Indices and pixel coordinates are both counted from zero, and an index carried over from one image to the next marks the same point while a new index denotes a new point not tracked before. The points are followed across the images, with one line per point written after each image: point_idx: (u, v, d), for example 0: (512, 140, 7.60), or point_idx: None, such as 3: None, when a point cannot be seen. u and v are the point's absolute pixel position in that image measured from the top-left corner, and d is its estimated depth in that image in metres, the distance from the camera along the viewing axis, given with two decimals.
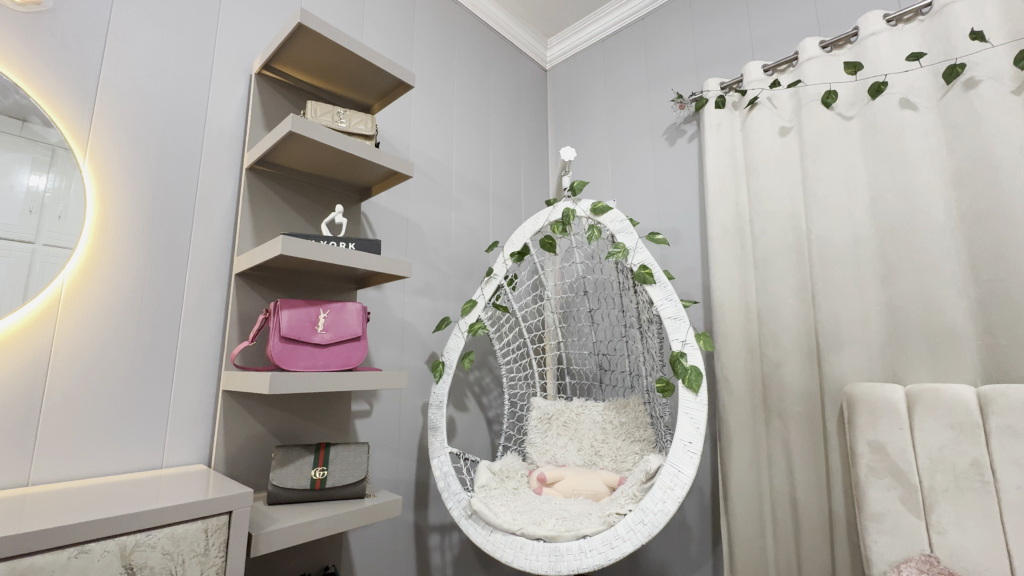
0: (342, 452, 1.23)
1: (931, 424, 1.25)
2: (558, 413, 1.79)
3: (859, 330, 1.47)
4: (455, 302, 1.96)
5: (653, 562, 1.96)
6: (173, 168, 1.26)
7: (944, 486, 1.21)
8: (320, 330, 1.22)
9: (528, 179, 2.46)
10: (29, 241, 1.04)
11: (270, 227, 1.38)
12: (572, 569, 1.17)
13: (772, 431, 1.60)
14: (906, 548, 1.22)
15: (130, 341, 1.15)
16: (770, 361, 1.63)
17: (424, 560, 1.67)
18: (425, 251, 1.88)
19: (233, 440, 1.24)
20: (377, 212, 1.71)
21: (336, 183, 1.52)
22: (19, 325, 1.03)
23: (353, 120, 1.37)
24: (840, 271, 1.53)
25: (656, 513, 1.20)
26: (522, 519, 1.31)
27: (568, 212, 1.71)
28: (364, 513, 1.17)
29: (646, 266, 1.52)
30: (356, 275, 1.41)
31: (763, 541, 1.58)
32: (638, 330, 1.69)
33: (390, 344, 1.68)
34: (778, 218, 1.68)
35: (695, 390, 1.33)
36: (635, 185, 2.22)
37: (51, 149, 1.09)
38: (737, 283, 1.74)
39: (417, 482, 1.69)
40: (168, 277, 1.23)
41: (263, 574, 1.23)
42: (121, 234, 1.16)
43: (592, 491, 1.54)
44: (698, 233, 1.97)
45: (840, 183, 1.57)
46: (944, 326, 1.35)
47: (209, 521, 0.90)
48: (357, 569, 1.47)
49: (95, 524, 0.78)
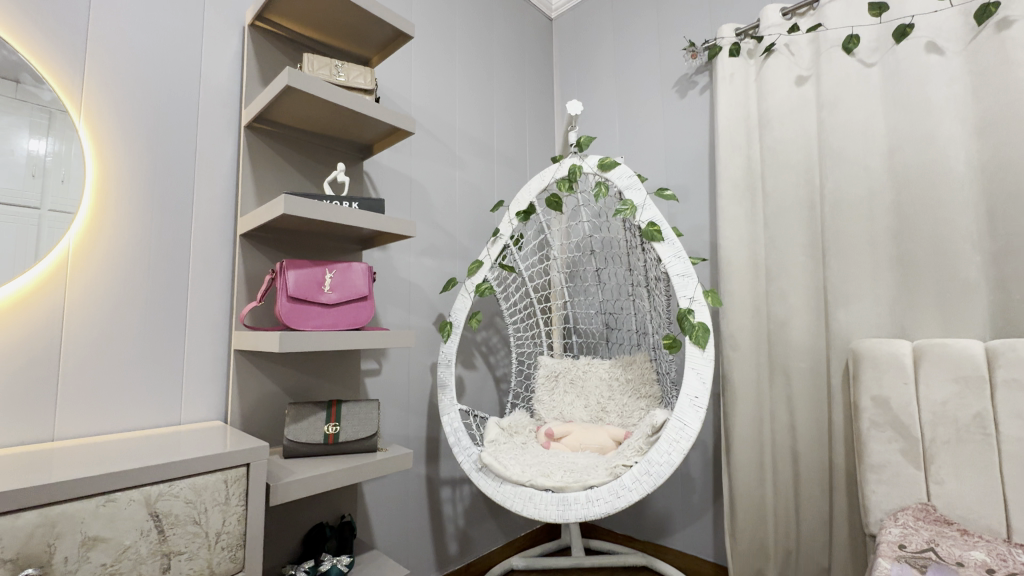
0: (354, 408, 1.26)
1: (936, 379, 1.25)
2: (565, 371, 1.82)
3: (869, 287, 1.46)
4: (460, 262, 1.96)
5: (656, 511, 2.03)
6: (171, 128, 1.24)
7: (945, 439, 1.22)
8: (326, 290, 1.22)
9: (533, 135, 2.39)
10: (35, 206, 1.04)
11: (272, 187, 1.36)
12: (580, 517, 1.22)
13: (776, 388, 1.62)
14: (904, 497, 1.26)
15: (141, 303, 1.17)
16: (777, 318, 1.62)
17: (436, 511, 1.75)
18: (430, 210, 1.86)
19: (248, 398, 1.27)
20: (380, 171, 1.68)
21: (336, 141, 1.48)
22: (30, 286, 1.04)
23: (351, 74, 1.32)
24: (852, 227, 1.50)
25: (661, 465, 1.24)
26: (530, 472, 1.35)
27: (575, 169, 1.67)
28: (377, 466, 1.21)
29: (654, 223, 1.50)
30: (360, 235, 1.40)
31: (763, 492, 1.62)
32: (646, 289, 1.68)
33: (397, 304, 1.69)
34: (791, 173, 1.63)
35: (703, 345, 1.33)
36: (644, 140, 2.15)
37: (47, 110, 1.06)
38: (746, 240, 1.71)
39: (427, 438, 1.75)
40: (174, 239, 1.23)
41: (283, 522, 1.29)
42: (123, 196, 1.15)
43: (598, 446, 1.59)
44: (707, 190, 1.93)
45: (857, 135, 1.51)
46: (956, 281, 1.33)
47: (228, 473, 0.94)
48: (372, 518, 1.54)
49: (120, 475, 0.81)
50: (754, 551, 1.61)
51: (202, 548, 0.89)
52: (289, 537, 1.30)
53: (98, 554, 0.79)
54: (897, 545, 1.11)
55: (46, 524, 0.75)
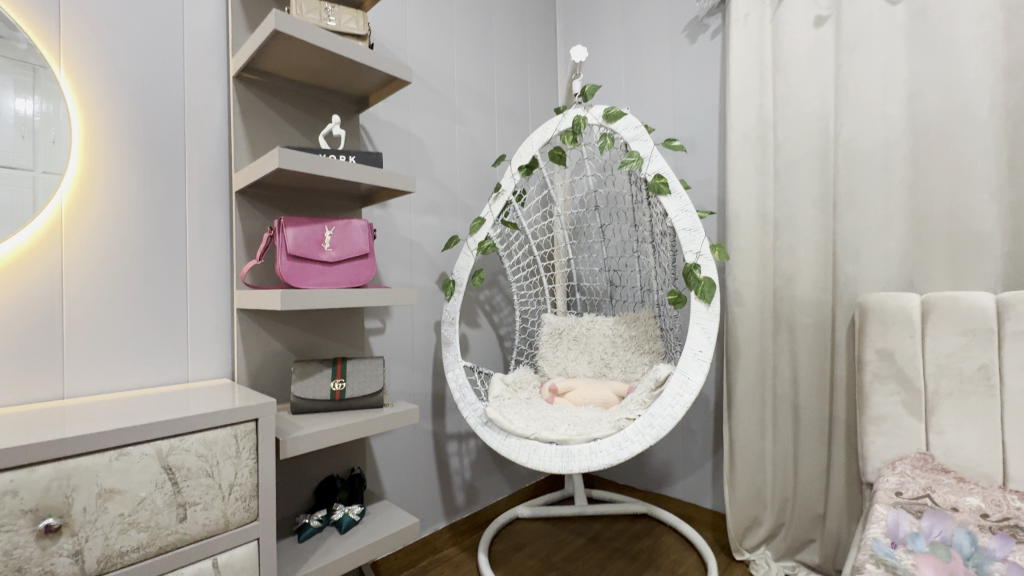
0: (359, 365, 1.28)
1: (943, 332, 1.24)
2: (568, 328, 1.82)
3: (879, 240, 1.42)
4: (462, 220, 1.92)
5: (657, 463, 2.09)
6: (157, 79, 1.18)
7: (947, 390, 1.23)
8: (326, 248, 1.20)
9: (535, 86, 2.29)
10: (29, 168, 1.02)
11: (266, 142, 1.31)
12: (583, 469, 1.25)
13: (780, 343, 1.62)
14: (902, 447, 1.28)
15: (140, 263, 1.15)
16: (784, 274, 1.60)
17: (443, 463, 1.80)
18: (430, 166, 1.81)
19: (254, 356, 1.28)
20: (377, 125, 1.62)
21: (330, 92, 1.42)
22: (26, 246, 1.02)
23: (342, 18, 1.24)
24: (865, 179, 1.45)
25: (664, 417, 1.25)
26: (535, 426, 1.38)
27: (579, 120, 1.61)
28: (383, 422, 1.23)
29: (661, 176, 1.45)
30: (359, 191, 1.36)
31: (763, 444, 1.65)
32: (651, 244, 1.66)
33: (399, 263, 1.67)
34: (804, 122, 1.57)
35: (707, 300, 1.32)
36: (651, 90, 2.06)
37: (31, 68, 1.02)
38: (755, 194, 1.67)
39: (433, 394, 1.77)
40: (169, 197, 1.20)
41: (295, 475, 1.33)
42: (113, 152, 1.12)
43: (601, 400, 1.61)
44: (716, 142, 1.86)
45: (876, 80, 1.44)
46: (971, 233, 1.29)
47: (237, 428, 0.95)
48: (381, 471, 1.59)
49: (130, 431, 0.82)
50: (752, 499, 1.66)
51: (216, 499, 0.92)
52: (301, 489, 1.34)
53: (115, 505, 0.81)
54: (894, 492, 1.14)
55: (62, 477, 0.77)
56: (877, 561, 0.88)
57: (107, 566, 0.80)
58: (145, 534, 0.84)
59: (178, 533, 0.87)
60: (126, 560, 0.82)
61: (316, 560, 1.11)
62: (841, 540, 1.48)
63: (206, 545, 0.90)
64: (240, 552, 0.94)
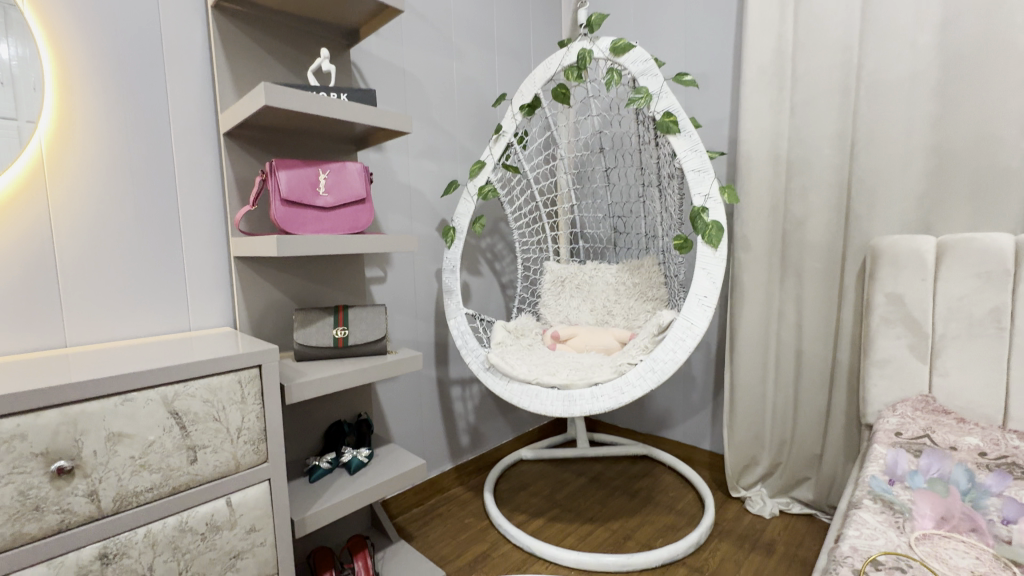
0: (360, 313, 1.27)
1: (957, 274, 1.21)
2: (571, 276, 1.81)
3: (897, 180, 1.36)
4: (462, 165, 1.85)
5: (658, 407, 2.13)
6: (128, 9, 1.09)
7: (955, 333, 1.22)
8: (322, 193, 1.16)
9: (538, 19, 2.14)
10: (12, 118, 0.98)
11: (252, 79, 1.24)
12: (585, 412, 1.26)
13: (786, 288, 1.60)
14: (904, 390, 1.29)
15: (130, 210, 1.12)
16: (794, 218, 1.55)
17: (448, 409, 1.84)
18: (427, 107, 1.72)
19: (255, 304, 1.27)
20: (369, 61, 1.53)
21: (317, 24, 1.33)
22: (10, 193, 0.98)
23: None
24: (888, 115, 1.37)
25: (666, 362, 1.25)
26: (537, 371, 1.39)
27: (584, 53, 1.51)
28: (387, 368, 1.23)
29: (670, 113, 1.37)
30: (353, 133, 1.30)
31: (764, 388, 1.67)
32: (657, 188, 1.60)
33: (398, 210, 1.63)
34: (826, 53, 1.46)
35: (715, 245, 1.28)
36: (662, 21, 1.92)
37: (3, 10, 0.96)
38: (769, 133, 1.59)
39: (436, 342, 1.78)
40: (154, 140, 1.14)
41: (302, 419, 1.36)
42: (90, 92, 1.06)
43: (604, 347, 1.61)
44: (730, 77, 1.75)
45: (908, 3, 1.32)
46: (996, 171, 1.22)
47: (241, 374, 0.95)
48: (388, 415, 1.62)
49: (133, 376, 0.82)
50: (750, 440, 1.70)
51: (225, 442, 0.93)
52: (310, 433, 1.38)
53: (125, 448, 0.82)
54: (893, 433, 1.16)
55: (69, 422, 0.77)
56: (874, 497, 0.91)
57: (123, 505, 0.83)
58: (158, 475, 0.86)
59: (190, 474, 0.89)
60: (142, 499, 0.84)
61: (327, 499, 1.14)
62: (836, 477, 1.53)
63: (219, 485, 0.93)
64: (253, 491, 0.97)
